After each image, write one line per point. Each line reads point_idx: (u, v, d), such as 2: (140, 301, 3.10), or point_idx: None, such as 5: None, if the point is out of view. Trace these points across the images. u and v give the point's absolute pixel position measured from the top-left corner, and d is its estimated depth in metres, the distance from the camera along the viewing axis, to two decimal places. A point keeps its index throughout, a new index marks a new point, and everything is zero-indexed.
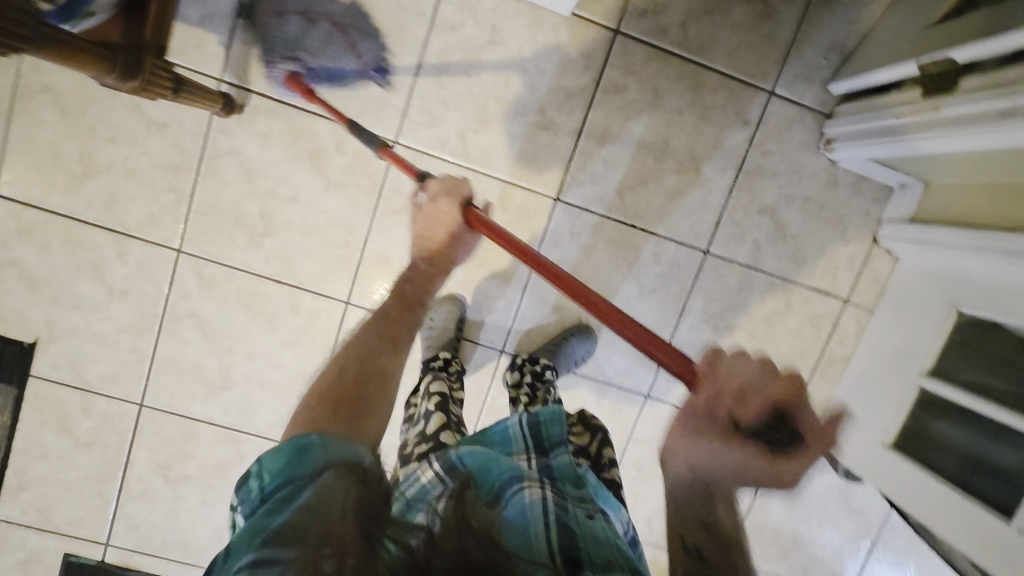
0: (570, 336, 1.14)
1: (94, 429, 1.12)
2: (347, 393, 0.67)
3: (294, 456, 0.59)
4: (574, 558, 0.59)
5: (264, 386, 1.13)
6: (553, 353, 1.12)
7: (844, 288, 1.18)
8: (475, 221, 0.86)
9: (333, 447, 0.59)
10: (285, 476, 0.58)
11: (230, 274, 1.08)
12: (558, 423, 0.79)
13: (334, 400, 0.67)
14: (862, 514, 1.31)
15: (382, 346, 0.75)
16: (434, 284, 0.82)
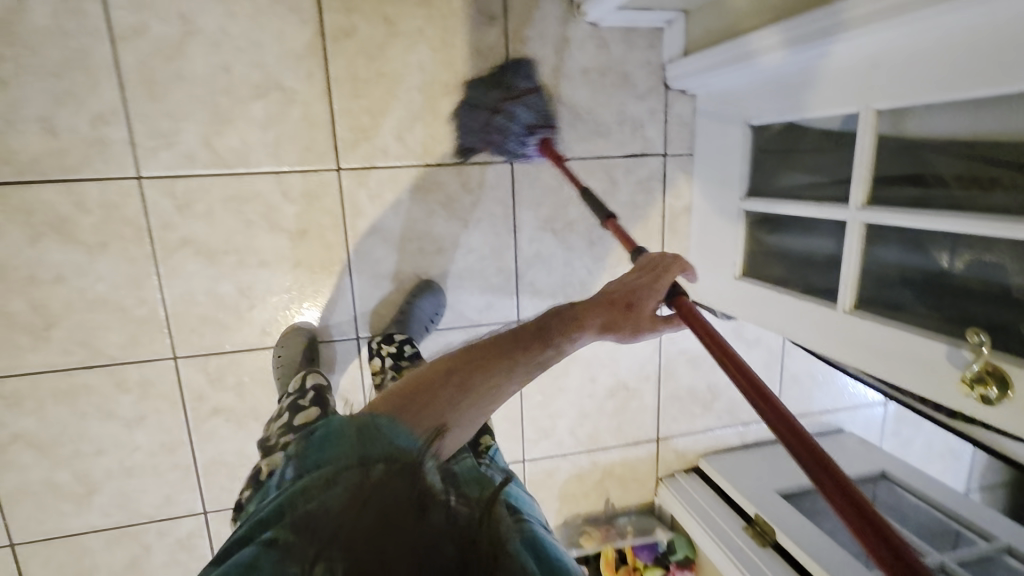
0: (416, 298, 1.09)
1: None
2: (431, 397, 0.65)
3: (362, 439, 0.57)
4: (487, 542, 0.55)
5: (132, 473, 1.07)
6: (405, 323, 1.07)
7: (657, 144, 1.16)
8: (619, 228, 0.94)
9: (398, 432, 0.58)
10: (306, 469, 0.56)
11: (34, 381, 0.99)
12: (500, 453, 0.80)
13: (403, 393, 0.66)
14: (762, 342, 1.34)
15: (488, 360, 0.69)
16: (577, 331, 0.74)
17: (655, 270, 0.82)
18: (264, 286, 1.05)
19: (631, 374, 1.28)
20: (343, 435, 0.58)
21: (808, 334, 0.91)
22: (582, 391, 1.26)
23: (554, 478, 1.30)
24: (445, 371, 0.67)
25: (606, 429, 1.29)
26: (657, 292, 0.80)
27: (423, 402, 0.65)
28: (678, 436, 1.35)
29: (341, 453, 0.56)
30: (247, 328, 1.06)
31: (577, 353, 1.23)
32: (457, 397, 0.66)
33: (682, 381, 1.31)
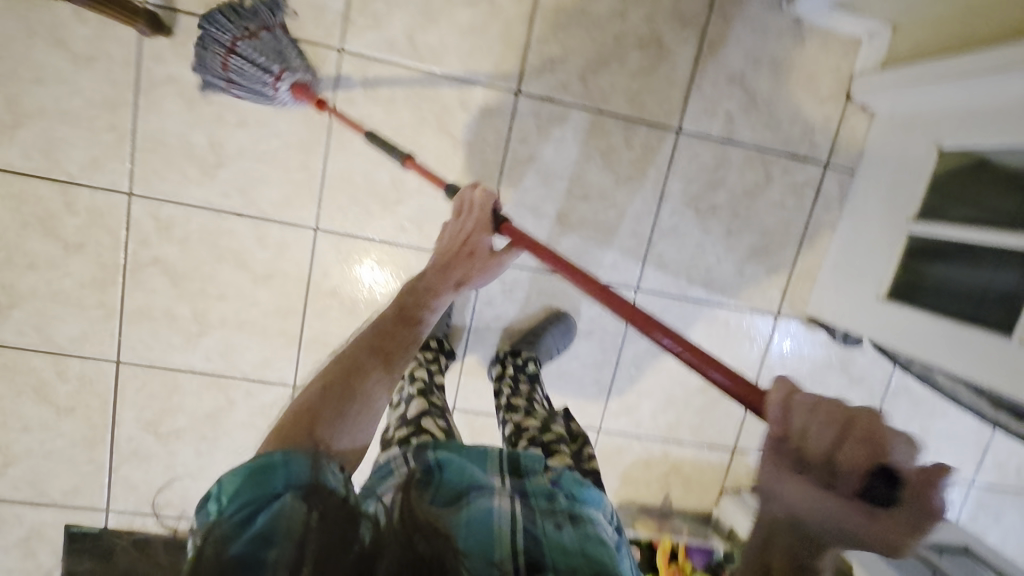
0: (548, 327, 1.14)
1: (74, 393, 1.08)
2: (318, 410, 0.68)
3: (258, 475, 0.55)
4: (537, 564, 0.52)
5: (243, 327, 1.09)
6: (534, 344, 1.12)
7: (822, 152, 1.15)
8: (484, 219, 0.92)
9: (297, 462, 0.56)
10: (247, 500, 0.53)
11: (187, 213, 1.03)
12: (539, 459, 0.71)
13: (352, 363, 0.74)
14: (864, 383, 1.30)
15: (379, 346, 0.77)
16: (436, 298, 0.86)
17: (475, 209, 0.92)
18: (415, 184, 1.08)
19: None
20: (237, 483, 0.54)
21: (979, 366, 0.85)
22: (675, 380, 1.24)
23: (622, 458, 1.27)
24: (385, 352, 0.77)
25: (686, 425, 1.26)
26: (483, 229, 0.92)
27: (305, 418, 0.66)
28: (753, 455, 1.31)
29: (253, 497, 0.53)
30: (387, 221, 1.09)
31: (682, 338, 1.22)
32: (385, 379, 0.75)
33: None
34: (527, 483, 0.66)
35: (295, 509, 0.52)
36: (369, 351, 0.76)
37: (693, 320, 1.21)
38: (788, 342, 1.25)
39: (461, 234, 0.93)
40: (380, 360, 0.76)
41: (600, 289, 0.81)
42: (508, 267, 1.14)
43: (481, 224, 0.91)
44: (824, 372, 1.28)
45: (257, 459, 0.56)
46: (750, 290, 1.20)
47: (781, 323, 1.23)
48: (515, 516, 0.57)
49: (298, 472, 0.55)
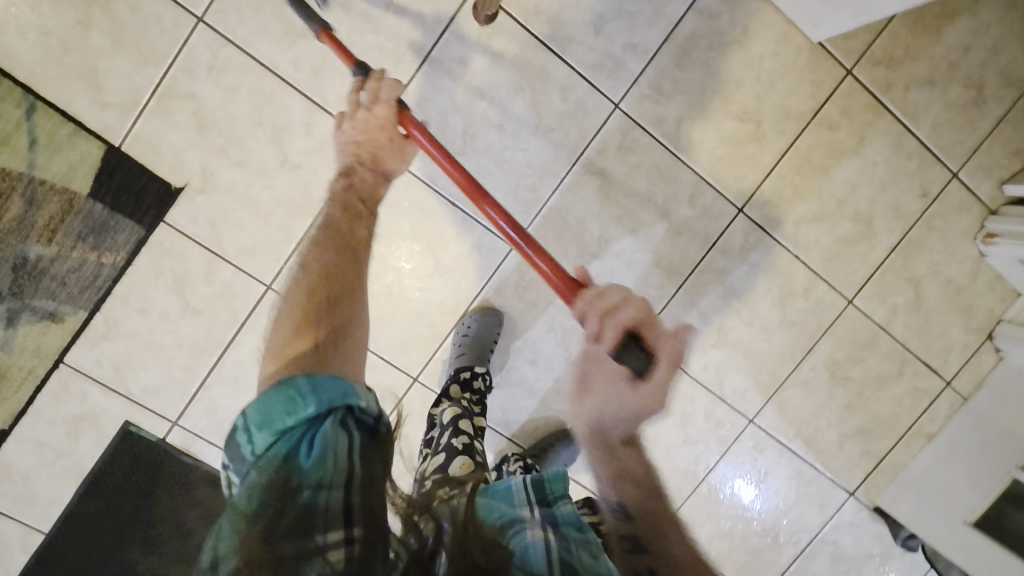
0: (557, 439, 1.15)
1: (210, 298, 1.02)
2: (325, 295, 0.65)
3: (269, 419, 0.55)
4: None
5: (401, 304, 1.08)
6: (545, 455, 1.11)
7: (950, 371, 1.26)
8: (388, 97, 0.77)
9: (323, 383, 0.57)
10: (268, 442, 0.54)
11: (410, 182, 1.03)
12: (562, 480, 0.69)
13: (308, 296, 0.64)
14: None
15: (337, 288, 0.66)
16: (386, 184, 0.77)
17: (368, 131, 0.76)
18: (617, 248, 1.11)
19: (787, 530, 1.30)
20: (266, 414, 0.55)
21: None
22: (743, 514, 1.29)
23: None
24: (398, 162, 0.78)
25: (733, 560, 1.31)
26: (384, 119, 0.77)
27: (337, 318, 0.64)
28: None
29: (280, 427, 0.54)
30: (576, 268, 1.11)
31: (766, 480, 1.27)
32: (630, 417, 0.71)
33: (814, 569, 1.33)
34: (554, 512, 0.65)
35: (339, 443, 0.54)
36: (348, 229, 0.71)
37: (783, 468, 1.27)
38: (850, 523, 1.31)
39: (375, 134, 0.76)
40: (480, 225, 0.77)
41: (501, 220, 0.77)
42: None
43: (388, 123, 0.77)
44: (868, 562, 1.34)
45: (257, 406, 0.56)
46: (841, 462, 1.28)
47: (852, 502, 1.30)
48: (550, 546, 0.59)
49: (327, 392, 0.56)
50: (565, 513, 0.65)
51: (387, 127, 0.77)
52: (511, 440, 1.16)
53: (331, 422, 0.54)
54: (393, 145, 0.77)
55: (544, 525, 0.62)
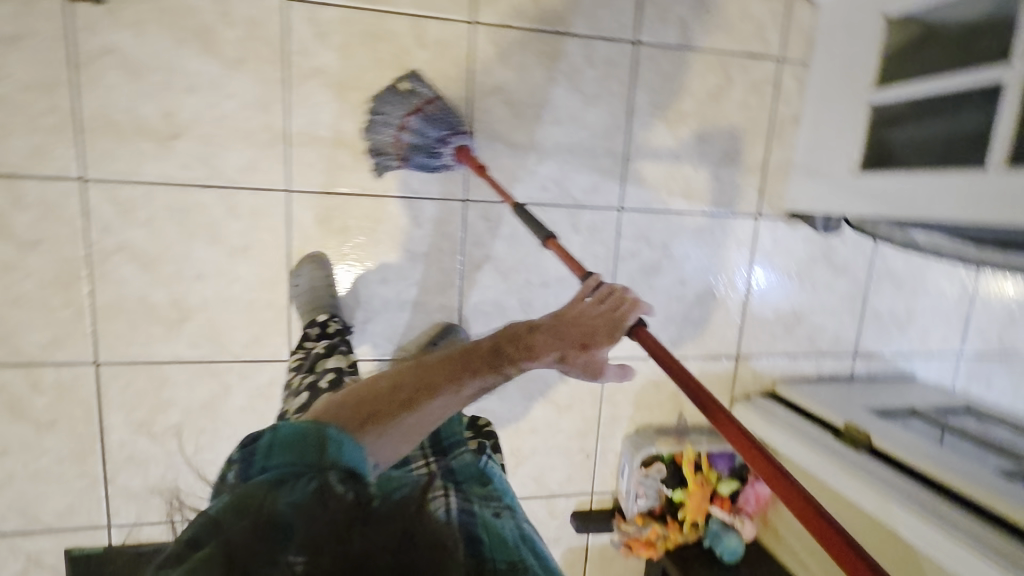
0: (439, 340, 1.12)
1: (54, 404, 1.01)
2: (401, 384, 0.67)
3: (312, 446, 0.57)
4: (480, 559, 0.58)
5: (227, 305, 1.04)
6: None
7: (776, 47, 1.18)
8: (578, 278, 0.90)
9: (353, 446, 0.59)
10: (278, 465, 0.56)
11: (148, 192, 0.98)
12: (453, 427, 0.81)
13: (360, 412, 0.63)
14: (849, 271, 1.34)
15: (368, 401, 0.65)
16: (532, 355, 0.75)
17: (603, 315, 0.81)
18: (384, 130, 1.05)
19: (719, 282, 1.27)
20: (291, 441, 0.58)
21: (975, 203, 0.88)
22: (672, 295, 1.25)
23: (633, 382, 1.26)
24: (583, 342, 0.78)
25: (690, 339, 1.28)
26: (597, 316, 0.81)
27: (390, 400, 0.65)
28: (759, 360, 1.34)
29: (292, 464, 0.55)
30: (361, 174, 1.06)
31: (671, 252, 1.23)
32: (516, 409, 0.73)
33: (767, 302, 1.31)
34: (452, 466, 0.75)
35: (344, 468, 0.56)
36: (487, 357, 0.72)
37: (680, 231, 1.22)
38: (773, 242, 1.27)
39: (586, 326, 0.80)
40: (528, 328, 0.78)
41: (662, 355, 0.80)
42: (490, 203, 1.12)
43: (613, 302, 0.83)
44: (810, 266, 1.31)
45: (291, 429, 0.59)
46: (729, 194, 1.22)
47: (763, 222, 1.25)
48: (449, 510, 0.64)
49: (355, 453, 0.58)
50: (462, 462, 0.76)
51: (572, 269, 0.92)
52: (398, 356, 1.13)
53: (337, 472, 0.54)
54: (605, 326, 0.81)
55: (443, 473, 0.72)
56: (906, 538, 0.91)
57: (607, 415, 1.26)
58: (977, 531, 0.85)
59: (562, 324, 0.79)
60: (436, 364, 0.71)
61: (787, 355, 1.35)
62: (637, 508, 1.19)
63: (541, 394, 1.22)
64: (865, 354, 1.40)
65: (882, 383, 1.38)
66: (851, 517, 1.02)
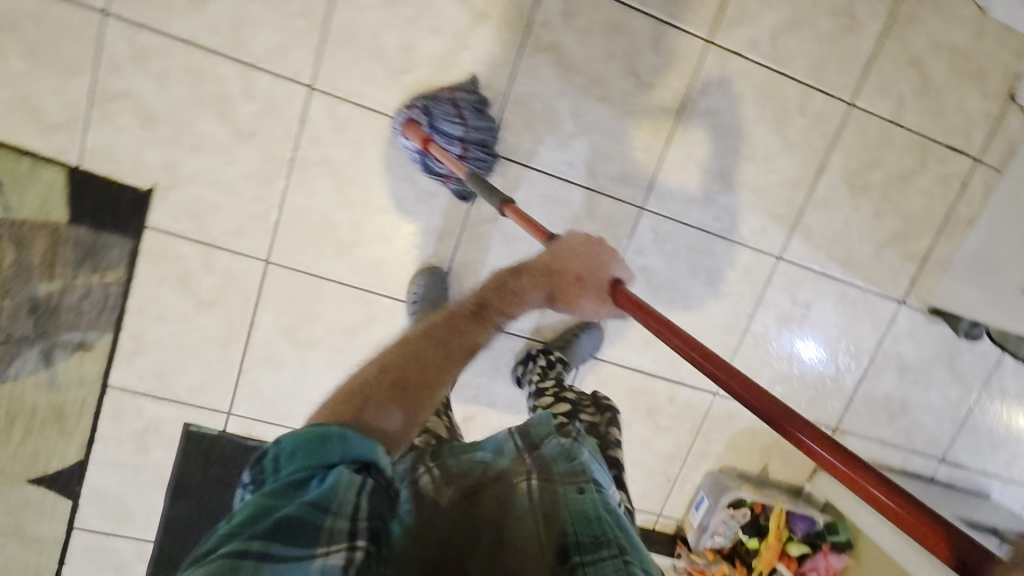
0: (579, 333, 1.15)
1: (217, 288, 1.04)
2: (417, 364, 0.64)
3: (314, 445, 0.54)
4: (565, 547, 0.59)
5: (397, 242, 1.07)
6: (566, 348, 1.13)
7: (977, 146, 1.17)
8: (601, 260, 0.81)
9: (354, 439, 0.54)
10: (305, 465, 0.53)
11: (366, 116, 1.00)
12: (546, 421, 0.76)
13: (444, 356, 0.66)
14: (965, 380, 1.34)
15: (412, 373, 0.63)
16: (519, 306, 0.75)
17: (581, 251, 0.81)
18: (593, 120, 1.06)
19: (845, 353, 1.28)
20: (301, 451, 0.54)
21: None
22: (796, 352, 1.26)
23: (731, 423, 1.28)
24: (577, 276, 0.80)
25: (797, 399, 1.29)
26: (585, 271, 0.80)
27: (422, 382, 0.63)
28: (852, 436, 1.35)
29: (308, 467, 0.53)
30: (557, 155, 1.07)
31: (810, 312, 1.24)
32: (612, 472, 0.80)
33: (881, 385, 1.32)
34: (542, 451, 0.72)
35: (348, 484, 0.52)
36: (467, 316, 0.70)
37: (826, 295, 1.23)
38: (908, 330, 1.28)
39: (564, 260, 0.80)
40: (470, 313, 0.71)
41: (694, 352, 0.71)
42: (663, 218, 1.13)
43: (588, 283, 0.80)
44: (932, 364, 1.31)
45: (314, 427, 0.55)
46: (883, 273, 1.23)
47: (904, 309, 1.26)
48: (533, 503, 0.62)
49: (356, 450, 0.54)
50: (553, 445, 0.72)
51: (578, 265, 0.80)
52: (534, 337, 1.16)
53: (347, 468, 0.53)
54: (592, 249, 0.81)
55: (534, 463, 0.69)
56: None
57: (699, 447, 1.28)
58: None
59: (542, 270, 0.78)
60: (419, 337, 0.67)
61: (879, 440, 1.36)
62: (709, 543, 1.24)
63: (645, 409, 1.24)
64: (951, 462, 1.41)
65: (959, 494, 1.39)
66: None
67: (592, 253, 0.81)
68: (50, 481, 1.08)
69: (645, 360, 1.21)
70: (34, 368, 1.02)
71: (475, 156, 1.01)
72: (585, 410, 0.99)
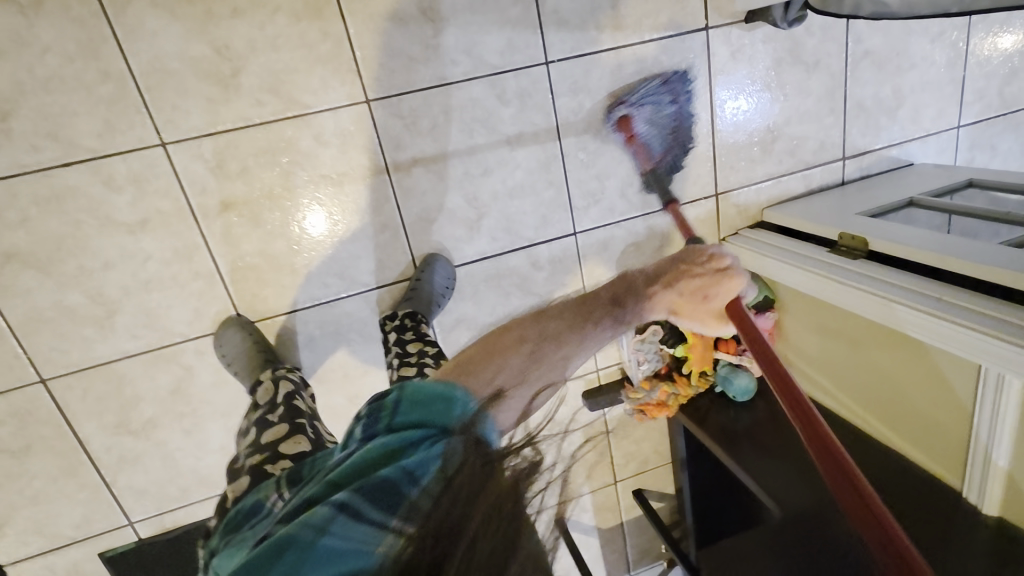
0: (421, 274, 1.06)
1: (20, 431, 0.96)
2: (463, 360, 0.61)
3: (438, 397, 0.55)
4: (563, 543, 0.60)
5: (152, 287, 0.96)
6: (414, 300, 1.04)
7: None
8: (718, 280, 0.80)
9: (427, 386, 0.56)
10: (412, 420, 0.54)
11: (9, 188, 0.85)
12: None
13: (447, 367, 0.61)
14: (822, 66, 1.18)
15: (468, 363, 0.60)
16: (633, 309, 0.75)
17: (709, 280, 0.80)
18: (246, 41, 0.88)
19: (679, 117, 1.12)
20: (419, 396, 0.55)
21: None
22: (629, 145, 1.11)
23: (608, 250, 1.19)
24: (704, 296, 0.82)
25: (661, 190, 1.16)
26: (699, 300, 0.82)
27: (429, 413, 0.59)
28: (741, 191, 1.23)
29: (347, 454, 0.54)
30: (237, 102, 0.90)
31: (619, 98, 1.08)
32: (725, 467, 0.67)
33: (739, 124, 1.17)
34: None
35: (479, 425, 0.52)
36: (606, 305, 0.72)
37: (624, 69, 1.06)
38: (731, 53, 1.10)
39: (688, 262, 0.83)
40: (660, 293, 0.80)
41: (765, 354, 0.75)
42: (397, 97, 0.97)
43: (710, 284, 0.80)
44: (779, 71, 1.15)
45: (423, 386, 0.56)
46: (668, 7, 1.04)
47: (715, 34, 1.08)
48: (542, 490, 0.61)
49: (432, 389, 0.55)
50: None
51: (699, 292, 0.81)
52: (381, 288, 1.08)
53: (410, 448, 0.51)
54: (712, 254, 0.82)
55: None
56: (920, 338, 0.82)
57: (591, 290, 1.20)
58: (928, 291, 0.83)
59: (660, 275, 0.82)
60: (557, 313, 0.69)
61: (769, 179, 1.23)
62: (642, 373, 1.17)
63: (516, 287, 1.15)
64: (854, 154, 1.28)
65: (877, 181, 1.27)
66: (859, 329, 0.94)
67: (715, 277, 0.80)
68: None
69: (484, 244, 1.10)
70: None
71: None
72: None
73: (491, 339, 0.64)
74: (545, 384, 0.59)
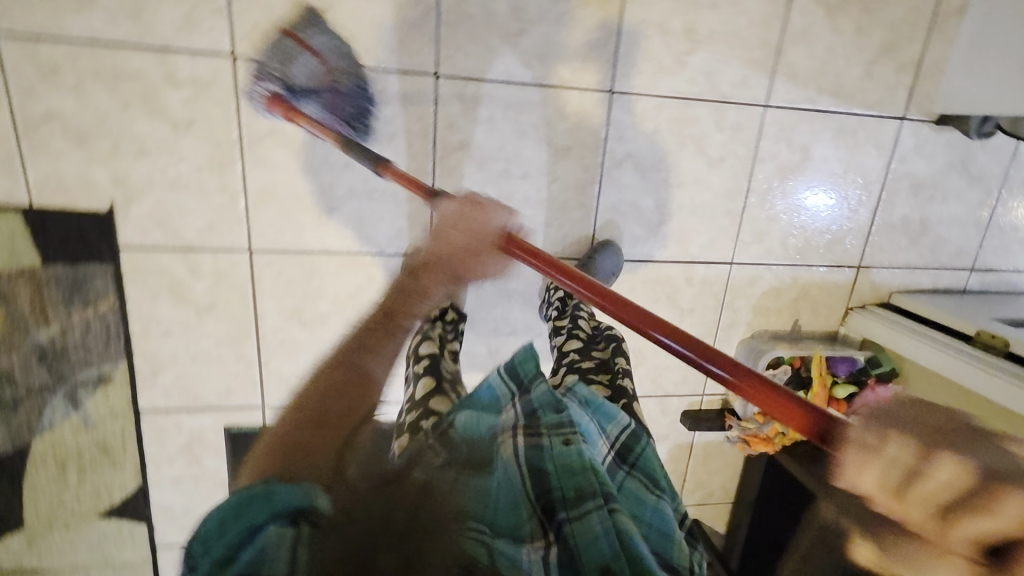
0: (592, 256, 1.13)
1: (211, 290, 1.02)
2: (324, 417, 0.75)
3: (255, 500, 0.63)
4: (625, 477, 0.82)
5: (373, 196, 1.03)
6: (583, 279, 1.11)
7: None
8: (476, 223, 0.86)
9: (282, 495, 0.63)
10: (222, 517, 0.61)
11: (300, 72, 0.94)
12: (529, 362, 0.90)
13: (310, 419, 0.74)
14: (983, 182, 1.29)
15: (310, 432, 0.72)
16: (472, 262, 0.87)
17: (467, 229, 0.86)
18: (537, 10, 0.98)
19: (854, 187, 1.23)
20: (247, 507, 0.62)
21: None
22: (804, 199, 1.22)
23: (754, 287, 1.27)
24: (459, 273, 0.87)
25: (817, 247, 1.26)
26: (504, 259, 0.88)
27: (314, 413, 0.75)
28: (880, 270, 1.32)
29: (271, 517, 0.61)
30: (509, 58, 1.00)
31: (811, 154, 1.18)
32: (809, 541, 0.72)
33: (899, 210, 1.27)
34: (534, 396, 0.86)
35: (280, 536, 0.60)
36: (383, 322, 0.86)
37: (824, 131, 1.17)
38: (915, 145, 1.22)
39: (454, 232, 0.86)
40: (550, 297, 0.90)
41: (663, 326, 0.78)
42: (636, 96, 1.07)
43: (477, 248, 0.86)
44: (946, 174, 1.26)
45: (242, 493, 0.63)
46: (879, 91, 1.16)
47: (908, 125, 1.20)
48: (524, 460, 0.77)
49: (292, 500, 0.63)
50: (540, 394, 0.85)
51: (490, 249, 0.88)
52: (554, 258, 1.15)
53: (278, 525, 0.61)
54: (467, 217, 0.86)
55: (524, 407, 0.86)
56: None
57: (727, 319, 1.28)
58: None
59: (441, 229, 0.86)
60: (314, 396, 0.77)
61: (906, 266, 1.33)
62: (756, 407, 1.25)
63: (665, 295, 1.23)
64: (983, 268, 1.38)
65: (997, 298, 1.37)
66: (991, 418, 1.04)
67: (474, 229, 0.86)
68: (118, 511, 1.12)
69: (654, 247, 1.18)
70: (65, 413, 1.03)
71: (297, 76, 0.92)
72: (596, 347, 1.06)
73: (289, 419, 0.74)
74: (340, 416, 0.76)
